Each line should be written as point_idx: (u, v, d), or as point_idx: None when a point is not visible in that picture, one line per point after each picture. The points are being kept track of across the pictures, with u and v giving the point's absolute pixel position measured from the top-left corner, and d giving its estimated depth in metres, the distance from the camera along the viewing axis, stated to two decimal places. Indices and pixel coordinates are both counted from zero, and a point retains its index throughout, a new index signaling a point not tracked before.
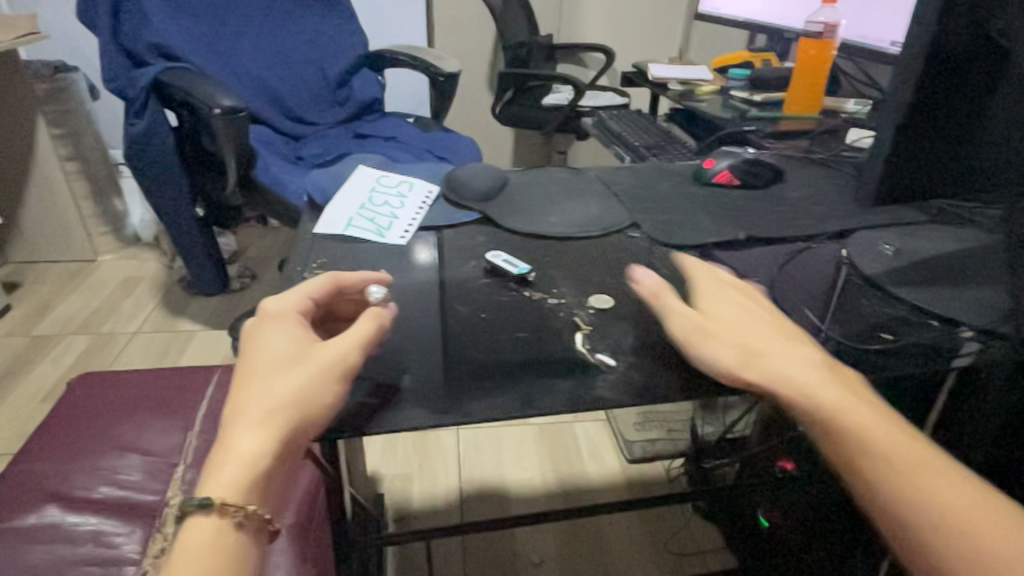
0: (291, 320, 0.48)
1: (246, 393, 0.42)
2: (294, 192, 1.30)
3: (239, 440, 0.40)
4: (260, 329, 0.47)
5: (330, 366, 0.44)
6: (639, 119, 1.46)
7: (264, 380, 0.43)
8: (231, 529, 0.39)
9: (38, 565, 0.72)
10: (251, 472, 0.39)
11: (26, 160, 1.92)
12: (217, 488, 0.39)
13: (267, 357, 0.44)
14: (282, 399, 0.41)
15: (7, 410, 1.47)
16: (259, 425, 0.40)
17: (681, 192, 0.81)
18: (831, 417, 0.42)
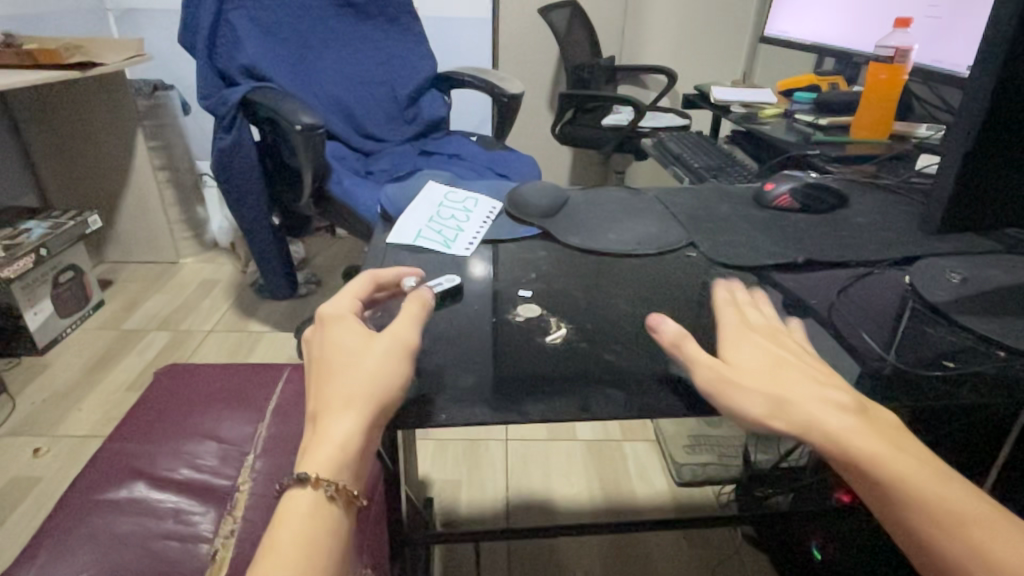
0: (347, 318, 0.52)
1: (327, 385, 0.46)
2: (364, 204, 1.38)
3: (330, 426, 0.45)
4: (323, 328, 0.51)
5: (389, 349, 0.49)
6: (700, 141, 1.47)
7: (340, 371, 0.47)
8: (326, 500, 0.44)
9: (127, 536, 0.80)
10: (343, 451, 0.44)
11: (125, 169, 2.11)
12: (312, 465, 0.44)
13: (337, 352, 0.48)
14: (359, 385, 0.46)
15: (98, 396, 1.61)
16: (346, 411, 0.45)
17: (740, 215, 0.82)
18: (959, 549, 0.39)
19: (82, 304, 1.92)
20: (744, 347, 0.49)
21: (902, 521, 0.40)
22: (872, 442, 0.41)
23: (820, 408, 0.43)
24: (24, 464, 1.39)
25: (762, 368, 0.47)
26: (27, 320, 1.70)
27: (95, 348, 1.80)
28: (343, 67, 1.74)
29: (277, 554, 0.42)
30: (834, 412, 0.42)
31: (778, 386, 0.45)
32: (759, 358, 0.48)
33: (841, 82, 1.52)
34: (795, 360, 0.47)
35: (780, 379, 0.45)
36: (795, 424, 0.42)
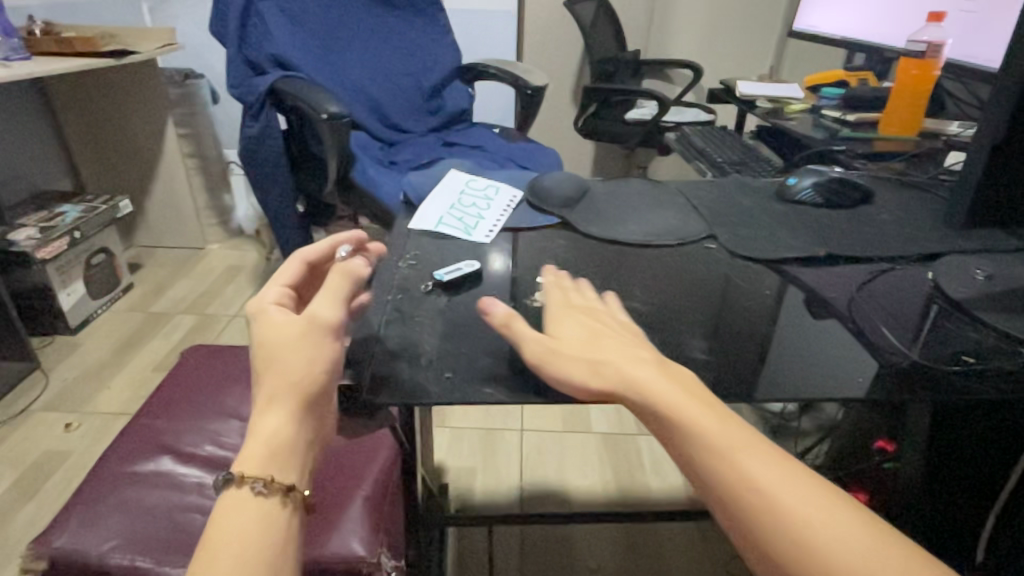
0: (270, 304, 0.49)
1: (254, 383, 0.45)
2: (387, 193, 1.39)
3: (261, 423, 0.44)
4: (249, 318, 0.49)
5: (308, 331, 0.46)
6: (724, 136, 1.46)
7: (262, 364, 0.45)
8: (260, 495, 0.43)
9: (154, 508, 0.83)
10: (273, 446, 0.44)
11: (156, 156, 2.16)
12: (243, 462, 0.43)
13: (258, 344, 0.46)
14: (280, 376, 0.44)
15: (126, 375, 1.66)
16: (270, 406, 0.44)
17: (762, 208, 0.81)
18: (749, 491, 0.39)
19: (113, 286, 1.97)
20: (572, 322, 0.52)
21: (700, 473, 0.41)
22: (683, 397, 0.43)
23: (634, 368, 0.45)
24: (56, 439, 1.44)
25: (591, 338, 0.49)
26: (60, 300, 1.76)
27: (124, 329, 1.86)
28: (369, 58, 1.76)
29: (216, 557, 0.40)
30: (647, 372, 0.45)
31: (591, 353, 0.47)
32: (584, 330, 0.51)
33: (870, 77, 1.49)
34: (614, 333, 0.50)
35: (598, 347, 0.48)
36: (613, 382, 0.45)
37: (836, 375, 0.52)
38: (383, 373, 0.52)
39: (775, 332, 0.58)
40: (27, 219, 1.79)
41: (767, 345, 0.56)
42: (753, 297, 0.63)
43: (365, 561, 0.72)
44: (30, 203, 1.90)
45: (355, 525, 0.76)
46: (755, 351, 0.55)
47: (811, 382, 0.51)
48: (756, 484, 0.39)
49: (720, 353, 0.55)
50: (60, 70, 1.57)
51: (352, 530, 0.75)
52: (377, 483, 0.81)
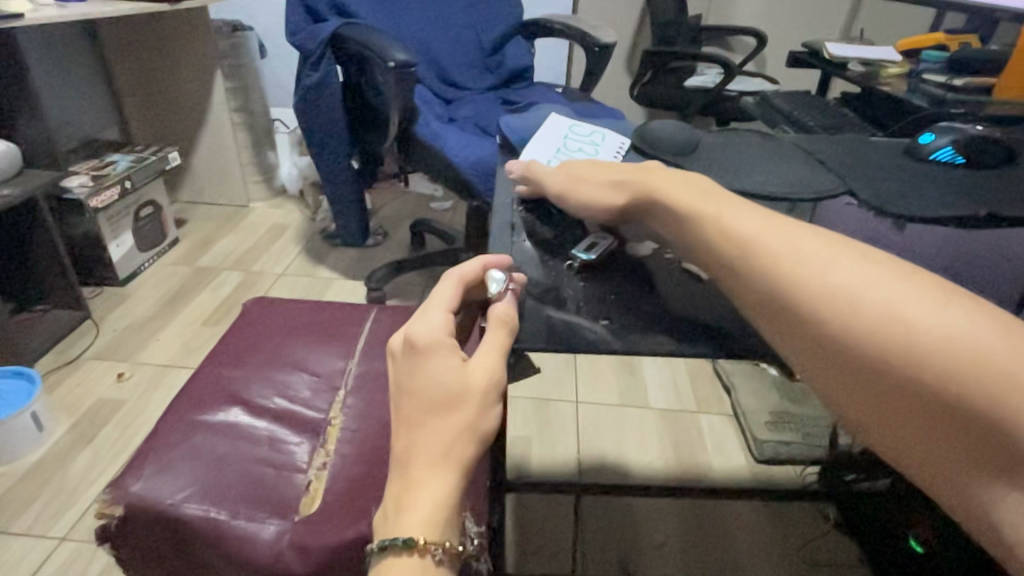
0: (442, 346, 0.43)
1: (422, 437, 0.40)
2: (451, 148, 1.33)
3: (427, 484, 0.39)
4: (410, 360, 0.43)
5: (488, 392, 0.41)
6: (810, 100, 1.37)
7: (437, 419, 0.40)
8: (433, 565, 0.39)
9: (227, 458, 0.80)
10: (445, 512, 0.39)
11: (203, 109, 2.12)
12: (416, 529, 0.39)
13: (431, 395, 0.41)
14: (457, 438, 0.40)
15: (175, 328, 1.64)
16: (440, 469, 0.39)
17: (895, 165, 0.74)
18: (803, 287, 0.42)
19: (160, 239, 1.96)
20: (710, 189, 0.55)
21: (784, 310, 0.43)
22: (761, 229, 0.47)
23: (726, 217, 0.50)
24: (109, 387, 1.43)
25: (699, 203, 0.53)
26: (110, 251, 1.74)
27: (171, 282, 1.84)
28: (428, 9, 1.68)
29: None
30: (733, 219, 0.50)
31: (692, 210, 0.52)
32: (697, 195, 0.54)
33: (973, 41, 1.38)
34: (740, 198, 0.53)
35: (722, 209, 0.52)
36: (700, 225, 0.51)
37: None
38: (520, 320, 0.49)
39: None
40: (79, 167, 1.77)
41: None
42: (912, 258, 0.57)
43: None
44: (81, 151, 1.89)
45: None
46: None
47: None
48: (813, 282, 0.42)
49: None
50: (115, 11, 1.52)
51: None
52: None
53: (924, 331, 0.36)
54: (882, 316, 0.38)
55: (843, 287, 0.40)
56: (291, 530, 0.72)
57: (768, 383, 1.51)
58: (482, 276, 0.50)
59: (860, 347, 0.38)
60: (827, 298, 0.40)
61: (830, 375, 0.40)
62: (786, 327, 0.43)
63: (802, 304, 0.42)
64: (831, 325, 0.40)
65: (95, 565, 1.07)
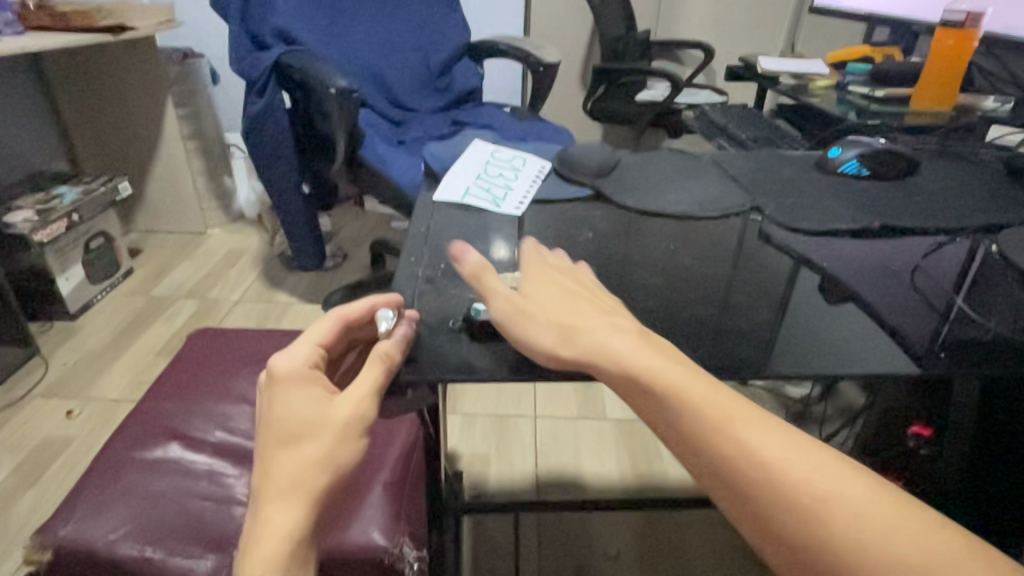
0: (305, 378, 0.44)
1: (272, 470, 0.41)
2: (398, 171, 1.34)
3: (274, 516, 0.39)
4: (270, 392, 0.44)
5: (348, 426, 0.42)
6: (745, 113, 1.42)
7: (290, 451, 0.41)
8: None
9: (162, 495, 0.79)
10: (290, 547, 0.39)
11: (154, 137, 2.10)
12: (256, 566, 0.39)
13: (286, 427, 0.42)
14: (310, 472, 0.40)
15: (128, 361, 1.61)
16: (287, 502, 0.40)
17: (805, 179, 0.79)
18: (731, 454, 0.39)
19: (112, 271, 1.92)
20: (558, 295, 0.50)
21: (702, 455, 0.39)
22: (682, 373, 0.42)
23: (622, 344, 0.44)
24: (56, 425, 1.40)
25: (539, 293, 0.50)
26: (58, 284, 1.71)
27: (124, 314, 1.80)
28: (375, 34, 1.69)
29: None
30: (610, 333, 0.45)
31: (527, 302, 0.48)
32: (558, 304, 0.49)
33: (896, 53, 1.45)
34: (609, 309, 0.49)
35: (555, 310, 0.48)
36: (579, 351, 0.44)
37: (899, 345, 0.50)
38: (421, 348, 0.50)
39: (838, 307, 0.55)
40: (25, 200, 1.74)
41: (824, 322, 0.53)
42: (807, 274, 0.60)
43: (388, 551, 0.70)
44: (26, 184, 1.85)
45: (376, 513, 0.73)
46: (808, 321, 0.53)
47: (872, 353, 0.49)
48: (750, 448, 0.39)
49: (772, 330, 0.52)
50: (54, 42, 1.50)
51: (373, 519, 0.72)
52: (397, 470, 0.78)
53: (857, 502, 0.36)
54: (813, 481, 0.37)
55: (765, 446, 0.39)
56: (227, 565, 0.72)
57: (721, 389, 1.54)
58: (371, 312, 0.51)
59: (788, 510, 0.37)
60: (791, 482, 0.37)
61: (769, 543, 0.37)
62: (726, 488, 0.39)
63: (751, 474, 0.38)
64: (772, 496, 0.37)
65: None
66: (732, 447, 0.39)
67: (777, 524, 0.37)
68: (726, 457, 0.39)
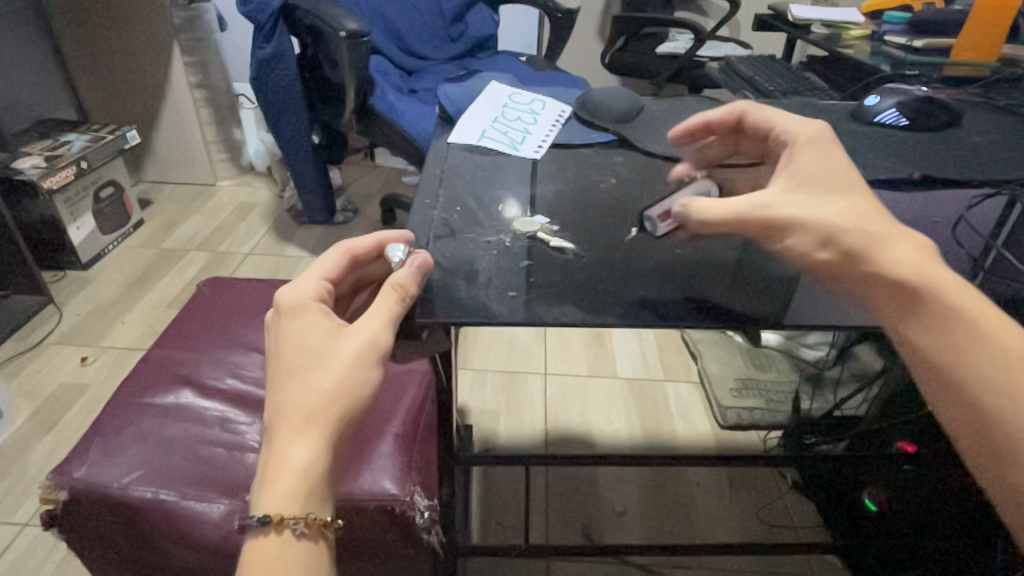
0: (313, 308, 0.45)
1: (285, 399, 0.41)
2: (409, 120, 1.30)
3: (288, 451, 0.40)
4: (280, 324, 0.45)
5: (361, 355, 0.43)
6: (773, 65, 1.36)
7: (303, 380, 0.42)
8: (295, 540, 0.40)
9: (175, 440, 0.79)
10: (308, 481, 0.40)
11: (162, 85, 2.06)
12: (275, 500, 0.39)
13: (298, 355, 0.43)
14: (325, 401, 0.41)
15: (140, 311, 1.62)
16: (301, 433, 0.40)
17: (838, 129, 0.76)
18: (970, 350, 0.37)
19: (123, 221, 1.91)
20: (815, 148, 0.50)
21: (929, 349, 0.38)
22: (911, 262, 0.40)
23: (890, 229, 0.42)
24: (71, 372, 1.41)
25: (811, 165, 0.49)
26: (70, 234, 1.70)
27: (135, 265, 1.80)
28: None
29: None
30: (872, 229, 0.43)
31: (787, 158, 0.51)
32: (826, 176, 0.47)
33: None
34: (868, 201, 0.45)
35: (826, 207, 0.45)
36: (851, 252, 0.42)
37: None
38: (435, 290, 0.49)
39: None
40: (32, 148, 1.72)
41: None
42: None
43: (398, 499, 0.69)
44: (32, 131, 1.82)
45: (386, 462, 0.72)
46: None
47: None
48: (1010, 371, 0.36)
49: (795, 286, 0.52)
50: None
51: (384, 467, 0.72)
52: (408, 420, 0.77)
53: None
54: None
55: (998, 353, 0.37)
56: (239, 510, 0.73)
57: (734, 350, 1.52)
58: (378, 249, 0.52)
59: (1013, 427, 0.35)
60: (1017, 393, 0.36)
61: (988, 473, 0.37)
62: (937, 353, 0.38)
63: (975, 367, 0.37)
64: (987, 405, 0.36)
65: (56, 555, 1.06)
66: (970, 343, 0.37)
67: (996, 437, 0.36)
68: (950, 346, 0.38)
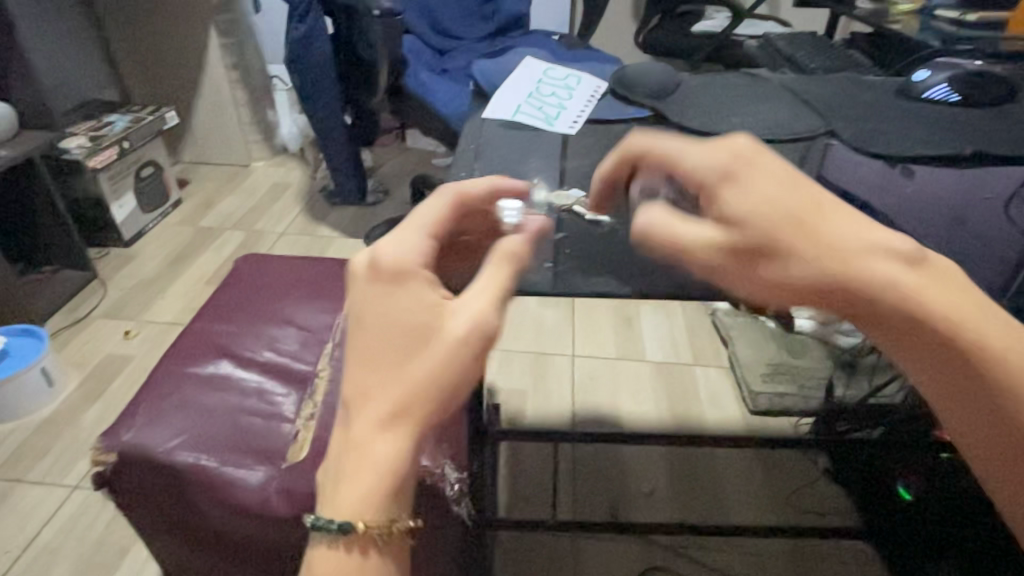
0: (412, 280, 0.43)
1: (375, 386, 0.40)
2: (441, 99, 1.31)
3: (380, 445, 0.39)
4: (373, 295, 0.42)
5: (466, 341, 0.41)
6: (813, 41, 1.32)
7: (398, 368, 0.40)
8: (379, 532, 0.40)
9: (215, 408, 0.82)
10: (398, 473, 0.39)
11: (200, 66, 2.10)
12: (362, 491, 0.39)
13: (393, 336, 0.40)
14: (422, 392, 0.39)
15: (180, 287, 1.67)
16: (393, 426, 0.39)
17: (884, 104, 0.75)
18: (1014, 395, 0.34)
19: (162, 200, 1.96)
20: (749, 171, 0.37)
21: (969, 395, 0.35)
22: (942, 291, 0.34)
23: (881, 260, 0.34)
24: (116, 344, 1.47)
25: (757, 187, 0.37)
26: (112, 211, 1.76)
27: (175, 242, 1.86)
28: None
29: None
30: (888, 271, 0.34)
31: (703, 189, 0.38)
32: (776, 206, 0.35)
33: None
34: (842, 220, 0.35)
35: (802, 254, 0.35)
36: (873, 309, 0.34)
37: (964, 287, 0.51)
38: None
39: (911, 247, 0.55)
40: (78, 128, 1.78)
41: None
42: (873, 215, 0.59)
43: (429, 470, 0.71)
44: (77, 112, 1.88)
45: None
46: None
47: None
48: None
49: None
50: None
51: None
52: None
53: None
54: None
55: None
56: (276, 477, 0.76)
57: (768, 335, 1.48)
58: (488, 197, 0.53)
59: None
60: None
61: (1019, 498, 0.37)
62: (946, 382, 0.35)
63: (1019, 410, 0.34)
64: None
65: (105, 516, 1.11)
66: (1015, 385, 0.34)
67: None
68: (995, 391, 0.34)
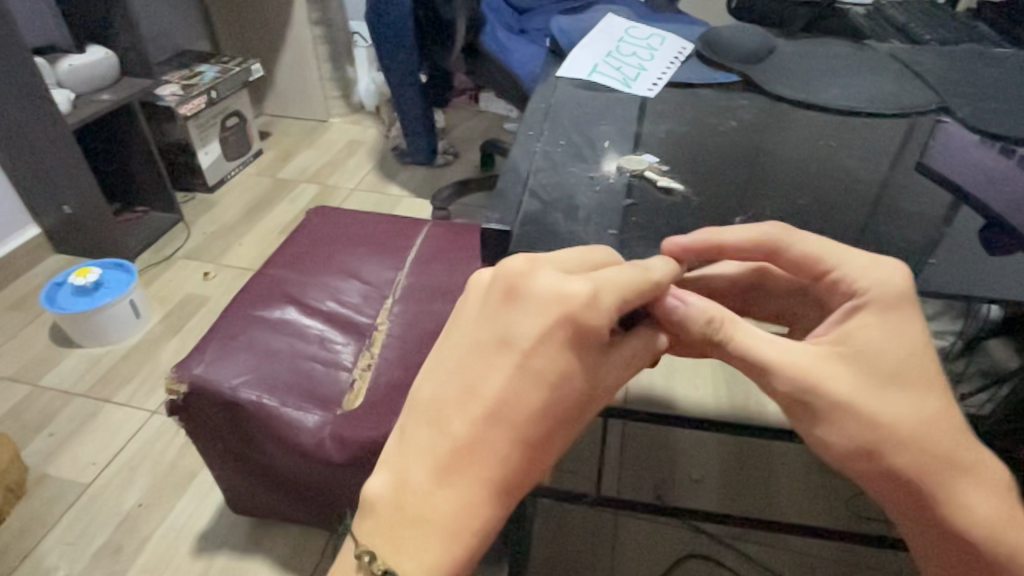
0: (588, 343, 0.39)
1: (507, 448, 0.37)
2: (518, 60, 1.28)
3: (482, 509, 0.37)
4: (549, 345, 0.38)
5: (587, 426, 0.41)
6: (932, 10, 1.19)
7: (534, 440, 0.38)
8: None
9: (279, 351, 0.86)
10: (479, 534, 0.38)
11: (285, 21, 2.14)
12: (440, 540, 0.37)
13: (548, 405, 0.38)
14: (537, 468, 0.39)
15: (256, 235, 1.74)
16: (498, 493, 0.38)
17: (1011, 82, 0.68)
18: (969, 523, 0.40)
19: (245, 150, 2.04)
20: (871, 319, 0.42)
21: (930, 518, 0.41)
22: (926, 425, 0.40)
23: (891, 392, 0.40)
24: (196, 284, 1.56)
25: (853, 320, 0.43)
26: (199, 158, 1.85)
27: (255, 192, 1.94)
28: None
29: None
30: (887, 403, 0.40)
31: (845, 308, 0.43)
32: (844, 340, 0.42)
33: None
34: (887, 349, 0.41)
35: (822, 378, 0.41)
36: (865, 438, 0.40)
37: None
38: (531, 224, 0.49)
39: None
40: (171, 76, 1.86)
41: (1001, 264, 0.48)
42: (981, 208, 0.53)
43: None
44: (172, 61, 1.97)
45: None
46: (978, 245, 0.49)
47: None
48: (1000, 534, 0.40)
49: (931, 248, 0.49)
50: None
51: None
52: None
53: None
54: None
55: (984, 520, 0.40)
56: (331, 422, 0.79)
57: None
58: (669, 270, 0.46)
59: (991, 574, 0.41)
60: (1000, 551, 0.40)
61: None
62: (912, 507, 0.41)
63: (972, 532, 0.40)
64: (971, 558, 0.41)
65: (178, 441, 1.20)
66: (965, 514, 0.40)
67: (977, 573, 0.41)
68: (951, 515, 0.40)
